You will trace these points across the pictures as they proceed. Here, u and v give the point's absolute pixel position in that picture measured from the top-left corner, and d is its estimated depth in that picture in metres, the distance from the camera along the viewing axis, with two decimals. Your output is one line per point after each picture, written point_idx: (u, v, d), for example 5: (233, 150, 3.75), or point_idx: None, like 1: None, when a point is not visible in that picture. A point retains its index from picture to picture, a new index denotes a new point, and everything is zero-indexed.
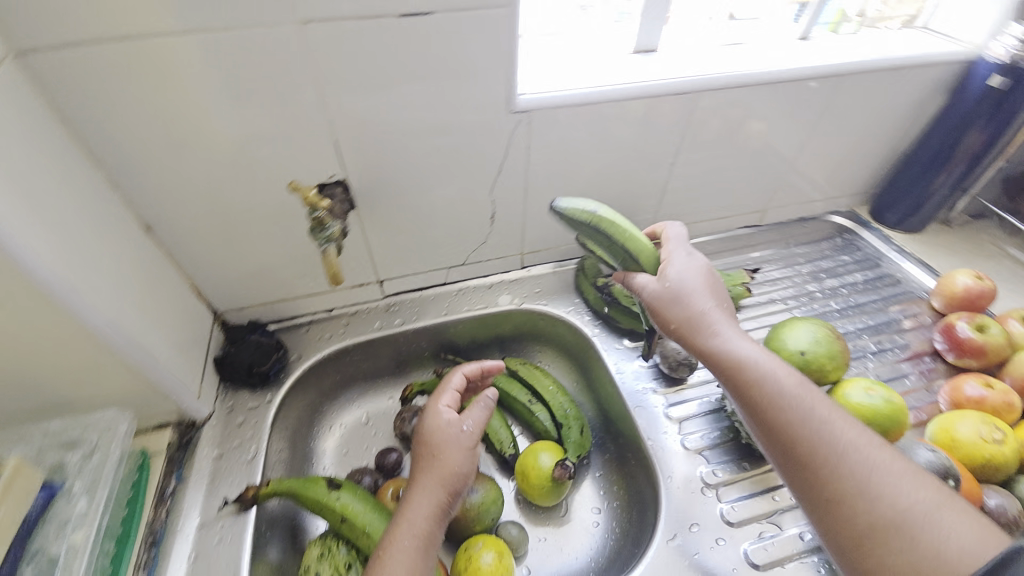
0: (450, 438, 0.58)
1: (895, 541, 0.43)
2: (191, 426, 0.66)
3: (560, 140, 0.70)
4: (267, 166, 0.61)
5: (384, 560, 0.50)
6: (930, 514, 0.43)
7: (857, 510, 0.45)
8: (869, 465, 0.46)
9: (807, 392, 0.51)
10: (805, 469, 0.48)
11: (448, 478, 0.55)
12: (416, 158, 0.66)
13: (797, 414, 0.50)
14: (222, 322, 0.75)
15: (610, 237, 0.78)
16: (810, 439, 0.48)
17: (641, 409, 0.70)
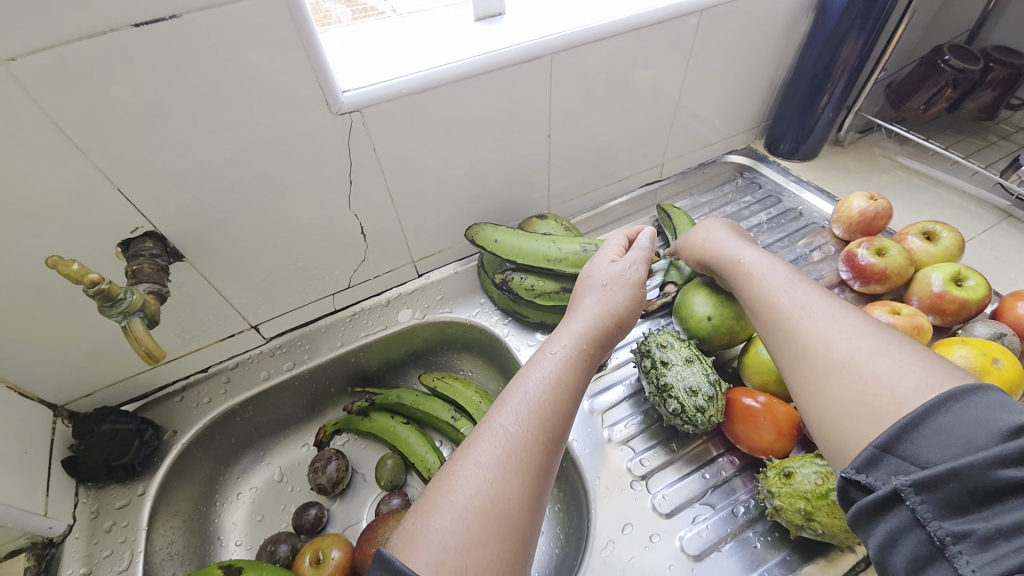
0: (618, 278, 0.55)
1: (841, 377, 0.37)
2: (51, 543, 0.56)
3: (412, 135, 0.62)
4: (47, 233, 0.50)
5: (514, 388, 0.42)
6: (886, 354, 0.36)
7: (816, 357, 0.39)
8: (842, 318, 0.40)
9: (798, 275, 0.48)
10: (779, 330, 0.44)
11: (598, 311, 0.51)
12: (240, 187, 0.56)
13: (780, 287, 0.47)
14: (69, 414, 0.64)
15: (498, 227, 0.71)
16: (787, 303, 0.45)
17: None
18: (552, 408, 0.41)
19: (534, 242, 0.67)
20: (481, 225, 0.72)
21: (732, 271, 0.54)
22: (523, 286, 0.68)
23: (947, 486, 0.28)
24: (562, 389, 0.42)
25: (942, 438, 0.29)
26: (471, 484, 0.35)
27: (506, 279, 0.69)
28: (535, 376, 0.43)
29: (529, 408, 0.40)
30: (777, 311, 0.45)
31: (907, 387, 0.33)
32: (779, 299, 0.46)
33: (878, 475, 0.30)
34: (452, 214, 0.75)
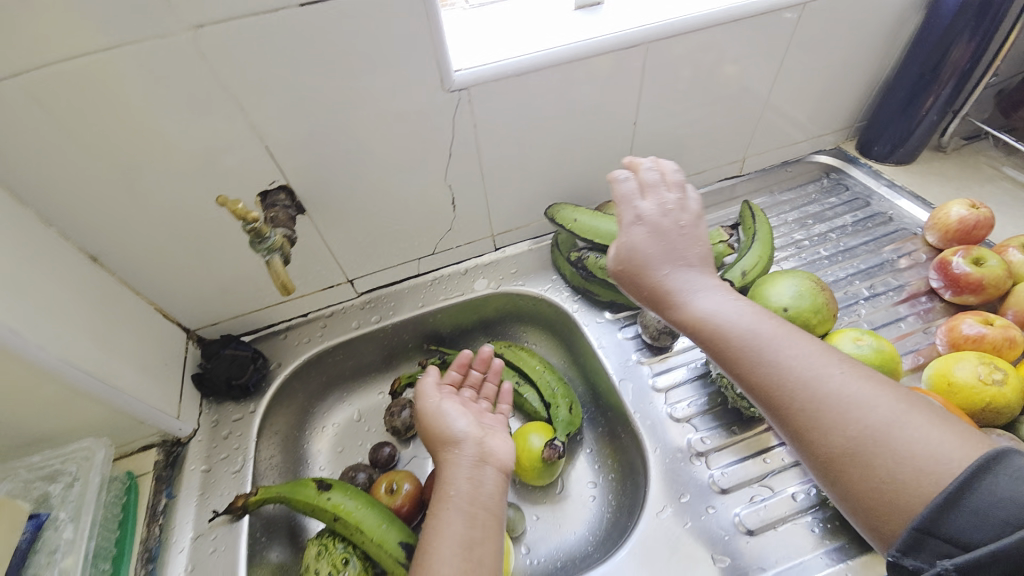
0: (445, 418, 0.62)
1: (855, 467, 0.39)
2: (178, 443, 0.65)
3: (509, 114, 0.67)
4: (206, 182, 0.59)
5: (434, 536, 0.52)
6: (902, 420, 0.39)
7: (819, 428, 0.41)
8: (820, 379, 0.42)
9: (763, 323, 0.47)
10: (777, 398, 0.44)
11: (472, 433, 0.60)
12: (358, 151, 0.63)
13: (744, 349, 0.46)
14: (197, 339, 0.75)
15: (578, 209, 0.75)
16: (773, 373, 0.44)
17: (626, 382, 0.67)
18: (472, 532, 0.52)
19: (613, 224, 0.70)
20: (561, 206, 0.77)
21: (693, 335, 0.50)
22: (597, 264, 0.72)
23: (989, 568, 0.32)
24: (477, 502, 0.54)
25: (975, 519, 0.33)
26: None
27: (582, 257, 0.74)
28: (455, 512, 0.53)
29: (451, 551, 0.50)
30: (757, 379, 0.45)
31: (919, 461, 0.36)
32: (774, 369, 0.44)
33: (920, 557, 0.34)
34: (534, 193, 0.79)
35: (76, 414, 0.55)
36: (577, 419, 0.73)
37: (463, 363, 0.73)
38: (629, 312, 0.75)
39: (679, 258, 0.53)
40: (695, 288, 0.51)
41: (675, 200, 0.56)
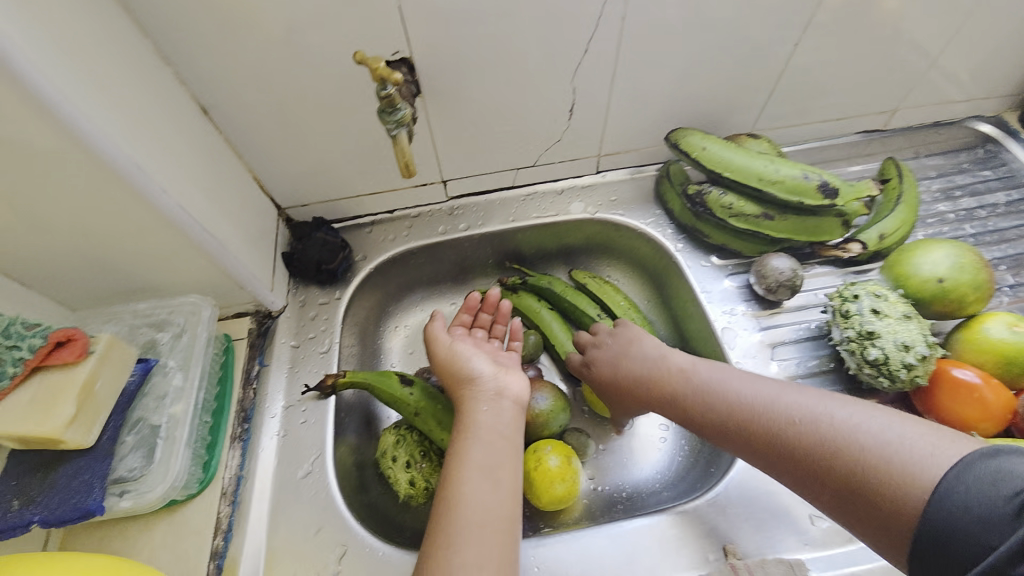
0: (463, 356, 0.60)
1: (858, 484, 0.39)
2: (269, 315, 0.66)
3: (661, 9, 0.58)
4: (327, 44, 0.54)
5: (454, 464, 0.50)
6: (880, 431, 0.39)
7: (808, 469, 0.42)
8: (789, 421, 0.44)
9: (725, 374, 0.52)
10: (762, 449, 0.46)
11: (489, 372, 0.58)
12: (489, 29, 0.57)
13: (725, 400, 0.50)
14: (286, 218, 0.73)
15: (707, 136, 0.67)
16: (756, 423, 0.47)
17: (729, 332, 0.66)
18: (494, 459, 0.50)
19: (748, 158, 0.63)
20: (687, 130, 0.68)
21: (676, 404, 0.54)
22: (720, 203, 0.66)
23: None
24: (496, 433, 0.52)
25: (961, 528, 0.33)
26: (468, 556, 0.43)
27: (702, 193, 0.67)
28: (475, 441, 0.51)
29: (472, 477, 0.48)
30: (741, 431, 0.47)
31: (903, 466, 0.37)
32: (748, 419, 0.47)
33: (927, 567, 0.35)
34: (657, 115, 0.72)
35: (185, 268, 0.54)
36: None
37: (473, 304, 0.69)
38: (735, 260, 0.72)
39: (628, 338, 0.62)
40: (670, 353, 0.58)
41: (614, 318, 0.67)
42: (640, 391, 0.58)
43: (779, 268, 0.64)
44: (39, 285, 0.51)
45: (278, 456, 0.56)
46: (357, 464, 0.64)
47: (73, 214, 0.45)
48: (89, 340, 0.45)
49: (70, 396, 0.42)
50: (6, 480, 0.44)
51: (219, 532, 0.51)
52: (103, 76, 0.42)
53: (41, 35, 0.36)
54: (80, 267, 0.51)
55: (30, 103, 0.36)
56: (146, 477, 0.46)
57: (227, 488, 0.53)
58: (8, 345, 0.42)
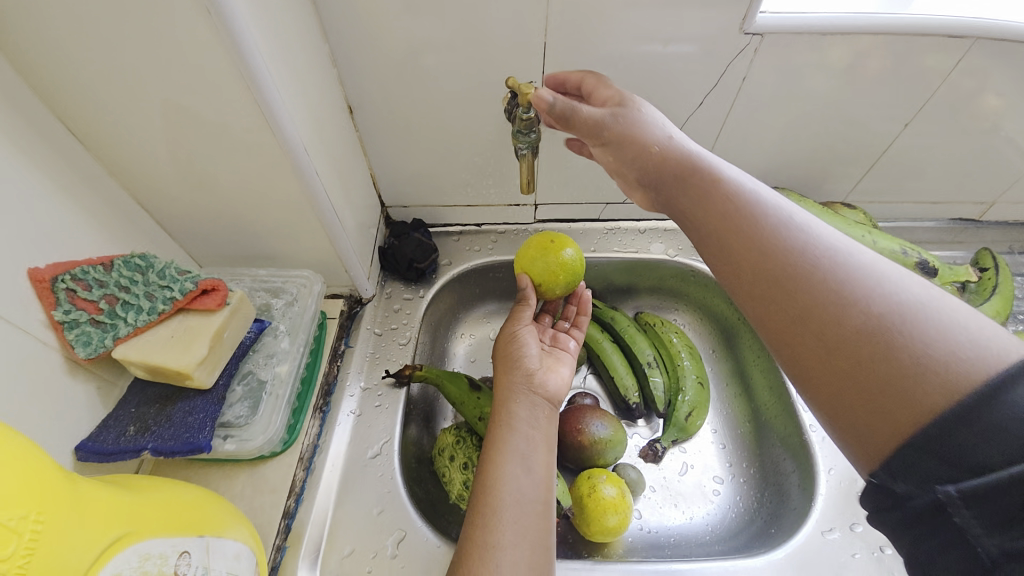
0: (517, 340, 0.60)
1: (883, 348, 0.31)
2: (359, 301, 0.70)
3: (781, 77, 0.62)
4: (473, 67, 0.60)
5: (491, 446, 0.50)
6: (940, 304, 0.31)
7: (820, 317, 0.34)
8: (819, 259, 0.36)
9: (783, 203, 0.41)
10: (777, 279, 0.37)
11: (535, 363, 0.58)
12: (617, 74, 0.62)
13: (754, 215, 0.40)
14: (386, 215, 0.79)
15: (802, 199, 0.69)
16: (778, 245, 0.38)
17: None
18: (531, 446, 0.50)
19: (845, 226, 0.66)
20: (782, 192, 0.71)
21: (699, 198, 0.44)
22: None
23: (1000, 498, 0.25)
24: (536, 424, 0.52)
25: (990, 435, 0.26)
26: (501, 533, 0.44)
27: None
28: (514, 431, 0.51)
29: (508, 461, 0.48)
30: (755, 256, 0.39)
31: (959, 343, 0.29)
32: (772, 245, 0.38)
33: (912, 482, 0.29)
34: (753, 172, 0.75)
35: (308, 242, 0.59)
36: (692, 428, 0.70)
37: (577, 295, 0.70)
38: None
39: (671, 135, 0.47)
40: (709, 155, 0.46)
41: None
42: (661, 180, 0.48)
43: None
44: (181, 236, 0.57)
45: (351, 433, 0.59)
46: (416, 458, 0.65)
47: (236, 179, 0.51)
48: (228, 293, 0.49)
49: (203, 339, 0.46)
50: (125, 406, 0.47)
51: (293, 494, 0.53)
52: (295, 64, 0.48)
53: (267, 30, 0.43)
54: (221, 226, 0.57)
55: (244, 78, 0.42)
56: (248, 426, 0.49)
57: (304, 454, 0.55)
58: (162, 285, 0.47)
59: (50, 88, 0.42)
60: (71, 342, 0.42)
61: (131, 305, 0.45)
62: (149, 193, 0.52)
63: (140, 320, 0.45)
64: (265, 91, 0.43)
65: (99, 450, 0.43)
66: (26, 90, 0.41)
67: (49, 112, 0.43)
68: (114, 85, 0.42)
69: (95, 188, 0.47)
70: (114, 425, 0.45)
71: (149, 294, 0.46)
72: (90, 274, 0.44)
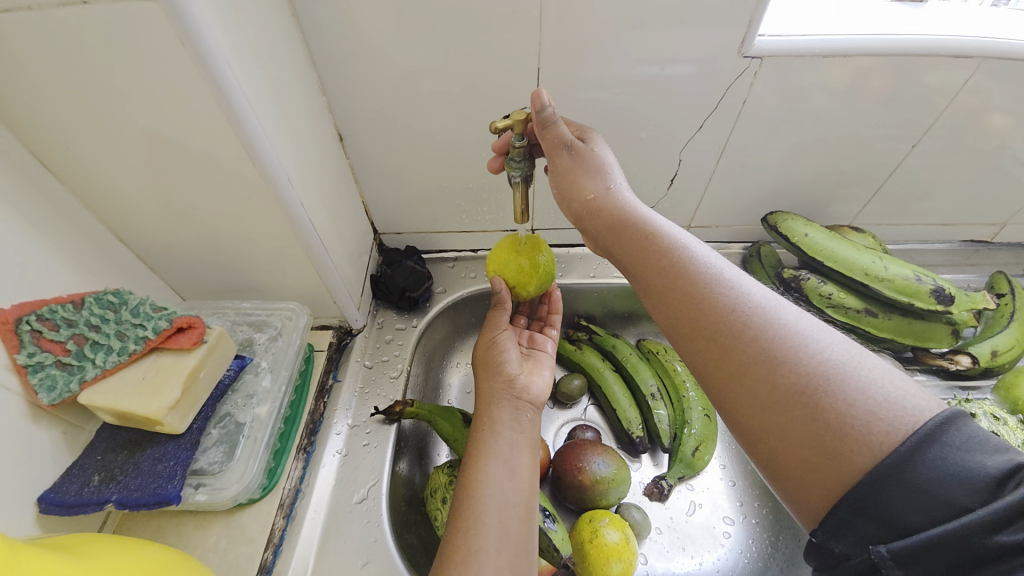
0: (498, 342, 0.58)
1: (808, 406, 0.32)
2: (349, 332, 0.67)
3: (781, 99, 0.61)
4: (466, 95, 0.59)
5: (476, 452, 0.48)
6: (857, 357, 0.33)
7: (755, 374, 0.34)
8: (750, 316, 0.36)
9: (714, 257, 0.42)
10: (709, 334, 0.38)
11: (516, 368, 0.56)
12: (613, 99, 0.60)
13: (687, 271, 0.41)
14: (379, 243, 0.77)
15: (808, 223, 0.67)
16: (711, 299, 0.38)
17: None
18: (514, 449, 0.49)
19: (853, 251, 0.64)
20: (787, 215, 0.69)
21: (638, 247, 0.46)
22: (818, 291, 0.65)
23: (930, 557, 0.27)
24: (519, 426, 0.51)
25: (914, 497, 0.28)
26: (486, 540, 0.42)
27: (799, 278, 0.66)
28: (499, 436, 0.49)
29: (492, 466, 0.47)
30: (694, 313, 0.39)
31: (875, 398, 0.30)
32: (707, 301, 0.39)
33: (848, 542, 0.30)
34: (755, 196, 0.73)
35: (294, 274, 0.57)
36: (700, 464, 0.66)
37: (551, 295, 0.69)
38: None
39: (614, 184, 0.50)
40: (643, 206, 0.49)
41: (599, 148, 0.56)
42: (602, 227, 0.50)
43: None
44: (163, 269, 0.55)
45: (337, 475, 0.55)
46: (406, 499, 0.61)
47: (218, 211, 0.49)
48: (204, 330, 0.47)
49: (176, 380, 0.43)
50: (91, 453, 0.43)
51: (271, 545, 0.49)
52: (278, 93, 0.47)
53: (250, 61, 0.42)
54: (203, 258, 0.55)
55: (224, 110, 0.40)
56: (223, 473, 0.46)
57: (285, 500, 0.52)
58: (136, 323, 0.44)
59: (22, 122, 0.40)
60: (35, 386, 0.39)
61: (101, 345, 0.42)
62: (128, 226, 0.50)
63: (109, 362, 0.42)
64: (246, 122, 0.42)
65: (61, 502, 0.40)
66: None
67: (21, 145, 0.41)
68: (88, 117, 0.40)
69: (69, 223, 0.46)
70: (78, 474, 0.42)
71: (121, 332, 0.44)
72: (59, 313, 0.41)
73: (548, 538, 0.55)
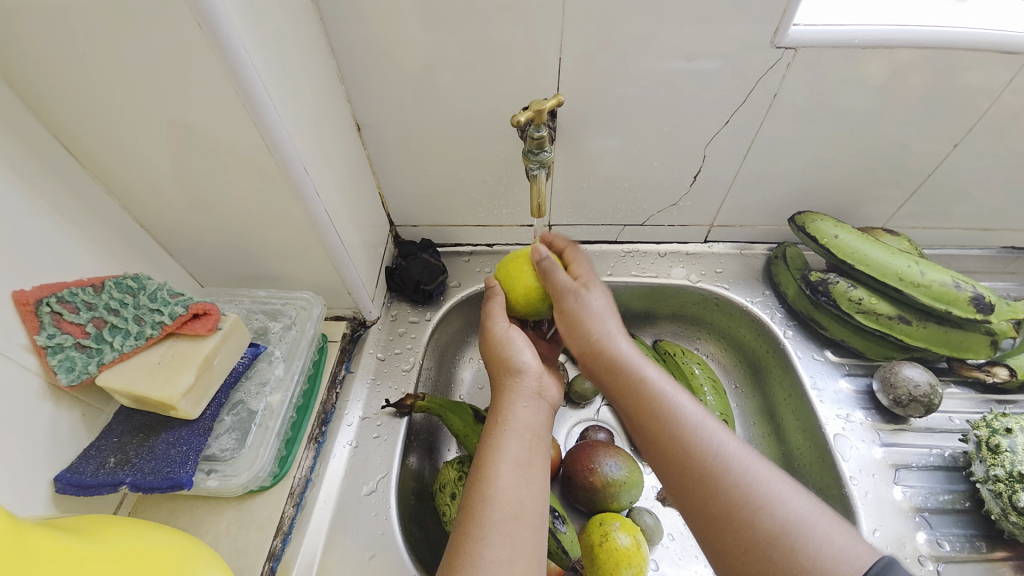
0: (506, 338, 0.57)
1: (773, 554, 0.35)
2: (363, 324, 0.67)
3: (813, 94, 0.58)
4: (483, 88, 0.58)
5: (488, 456, 0.49)
6: (815, 513, 0.37)
7: (733, 521, 0.38)
8: (729, 460, 0.40)
9: (694, 403, 0.45)
10: (687, 477, 0.41)
11: (530, 366, 0.55)
12: (636, 91, 0.58)
13: (670, 418, 0.44)
14: (395, 235, 0.76)
15: (838, 224, 0.65)
16: (688, 451, 0.42)
17: (842, 439, 0.62)
18: (525, 454, 0.49)
19: (887, 255, 0.61)
20: (816, 215, 0.66)
21: (625, 404, 0.48)
22: (848, 296, 0.62)
23: None
24: (532, 431, 0.51)
25: None
26: (495, 547, 0.43)
27: (827, 282, 0.64)
28: (513, 434, 0.50)
29: (506, 472, 0.47)
30: (681, 457, 0.42)
31: (831, 545, 0.34)
32: (692, 443, 0.42)
33: None
34: (783, 194, 0.70)
35: (310, 263, 0.57)
36: None
37: None
38: (852, 359, 0.68)
39: (609, 331, 0.52)
40: (629, 346, 0.51)
41: (598, 285, 0.57)
42: (596, 368, 0.52)
43: (914, 380, 0.60)
44: (181, 255, 0.56)
45: (347, 466, 0.55)
46: (416, 492, 0.61)
47: (236, 198, 0.49)
48: (220, 317, 0.47)
49: (190, 366, 0.43)
50: (108, 436, 0.44)
51: (280, 533, 0.49)
52: (296, 81, 0.46)
53: (266, 47, 0.41)
54: (221, 245, 0.55)
55: (242, 97, 0.40)
56: (234, 460, 0.46)
57: (295, 489, 0.52)
58: (153, 308, 0.45)
59: (46, 104, 0.40)
60: (53, 367, 0.40)
61: (119, 329, 0.43)
62: (148, 212, 0.50)
63: (127, 345, 0.43)
64: (264, 109, 0.41)
65: (77, 483, 0.40)
66: (23, 108, 0.40)
67: (46, 130, 0.42)
68: (110, 102, 0.41)
69: (91, 207, 0.46)
70: (94, 455, 0.42)
71: (138, 317, 0.44)
72: (79, 296, 0.42)
73: (557, 539, 0.54)
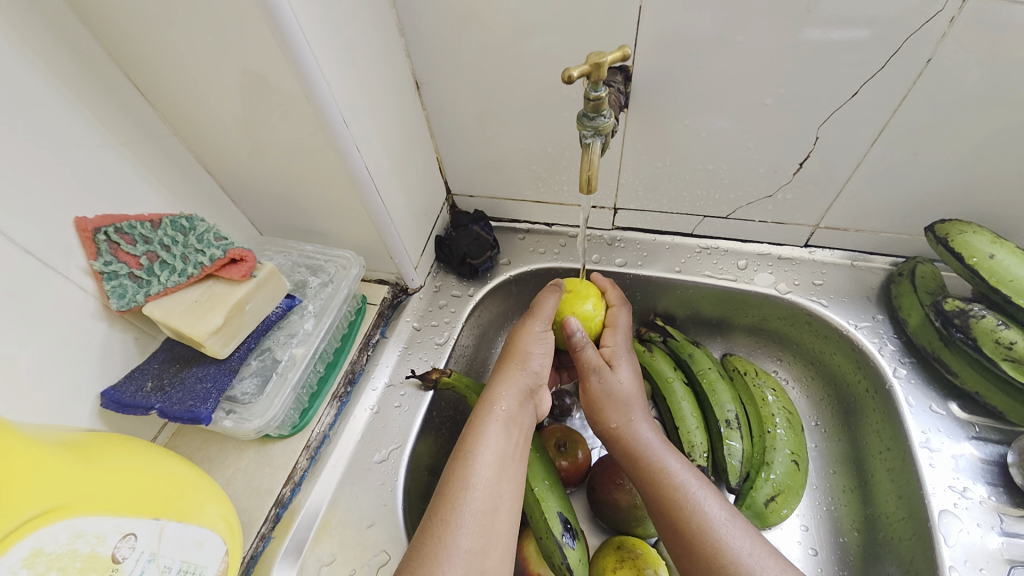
0: (525, 339, 0.53)
1: None
2: (405, 291, 0.66)
3: (988, 63, 0.43)
4: (547, 47, 0.51)
5: (469, 442, 0.46)
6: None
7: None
8: (758, 562, 0.40)
9: (683, 466, 0.48)
10: (681, 542, 0.43)
11: (535, 365, 0.53)
12: (735, 51, 0.47)
13: (664, 481, 0.46)
14: (451, 204, 0.74)
15: (998, 239, 0.49)
16: (681, 516, 0.44)
17: (948, 517, 0.49)
18: (508, 447, 0.46)
19: None
20: (965, 225, 0.51)
21: (631, 465, 0.50)
22: (994, 336, 0.47)
23: None
24: (516, 424, 0.49)
25: None
26: (471, 537, 0.40)
27: (968, 314, 0.49)
28: (495, 424, 0.47)
29: (491, 461, 0.44)
30: (683, 524, 0.44)
31: None
32: (690, 513, 0.44)
33: None
34: (922, 195, 0.55)
35: (354, 223, 0.57)
36: (773, 517, 0.55)
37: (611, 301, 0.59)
38: (984, 418, 0.54)
39: (631, 388, 0.53)
40: (638, 405, 0.53)
41: (616, 337, 0.57)
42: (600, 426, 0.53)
43: None
44: (242, 202, 0.58)
45: (364, 429, 0.55)
46: (431, 469, 0.59)
47: (283, 150, 0.49)
48: (256, 265, 0.47)
49: (222, 308, 0.44)
50: (151, 361, 0.47)
51: (291, 482, 0.51)
52: (342, 29, 0.44)
53: None
54: (274, 196, 0.56)
55: (278, 45, 0.39)
56: (251, 405, 0.47)
57: (312, 442, 0.53)
58: (198, 249, 0.47)
59: (114, 46, 0.42)
60: (107, 291, 0.43)
61: (167, 265, 0.45)
62: (211, 158, 0.53)
63: (170, 281, 0.45)
64: (302, 60, 0.40)
65: (118, 400, 0.44)
66: (98, 49, 0.42)
67: (118, 70, 0.44)
68: (166, 46, 0.42)
69: (160, 148, 0.49)
70: (138, 378, 0.46)
71: (185, 256, 0.46)
72: (137, 230, 0.45)
73: (563, 554, 0.49)
